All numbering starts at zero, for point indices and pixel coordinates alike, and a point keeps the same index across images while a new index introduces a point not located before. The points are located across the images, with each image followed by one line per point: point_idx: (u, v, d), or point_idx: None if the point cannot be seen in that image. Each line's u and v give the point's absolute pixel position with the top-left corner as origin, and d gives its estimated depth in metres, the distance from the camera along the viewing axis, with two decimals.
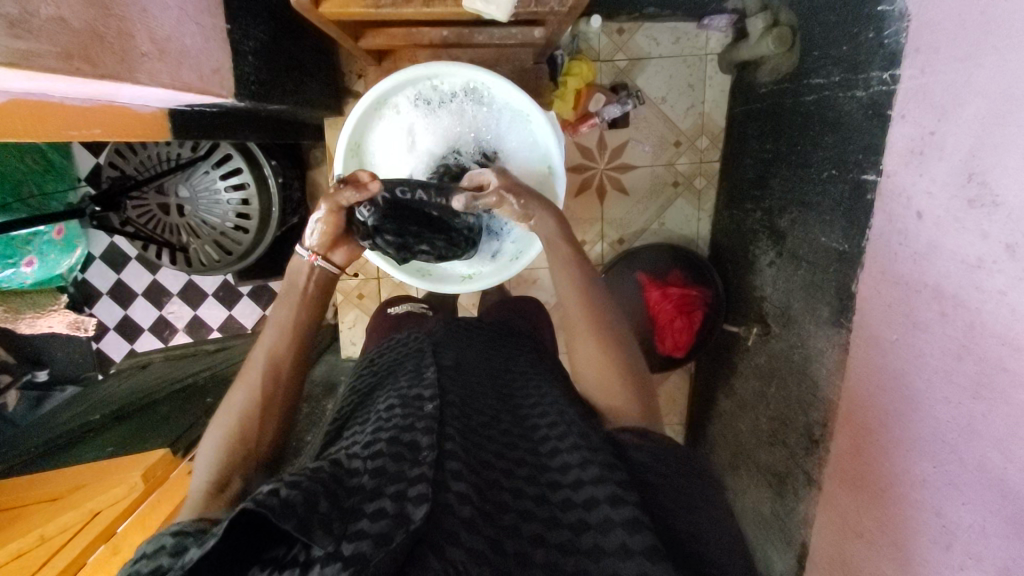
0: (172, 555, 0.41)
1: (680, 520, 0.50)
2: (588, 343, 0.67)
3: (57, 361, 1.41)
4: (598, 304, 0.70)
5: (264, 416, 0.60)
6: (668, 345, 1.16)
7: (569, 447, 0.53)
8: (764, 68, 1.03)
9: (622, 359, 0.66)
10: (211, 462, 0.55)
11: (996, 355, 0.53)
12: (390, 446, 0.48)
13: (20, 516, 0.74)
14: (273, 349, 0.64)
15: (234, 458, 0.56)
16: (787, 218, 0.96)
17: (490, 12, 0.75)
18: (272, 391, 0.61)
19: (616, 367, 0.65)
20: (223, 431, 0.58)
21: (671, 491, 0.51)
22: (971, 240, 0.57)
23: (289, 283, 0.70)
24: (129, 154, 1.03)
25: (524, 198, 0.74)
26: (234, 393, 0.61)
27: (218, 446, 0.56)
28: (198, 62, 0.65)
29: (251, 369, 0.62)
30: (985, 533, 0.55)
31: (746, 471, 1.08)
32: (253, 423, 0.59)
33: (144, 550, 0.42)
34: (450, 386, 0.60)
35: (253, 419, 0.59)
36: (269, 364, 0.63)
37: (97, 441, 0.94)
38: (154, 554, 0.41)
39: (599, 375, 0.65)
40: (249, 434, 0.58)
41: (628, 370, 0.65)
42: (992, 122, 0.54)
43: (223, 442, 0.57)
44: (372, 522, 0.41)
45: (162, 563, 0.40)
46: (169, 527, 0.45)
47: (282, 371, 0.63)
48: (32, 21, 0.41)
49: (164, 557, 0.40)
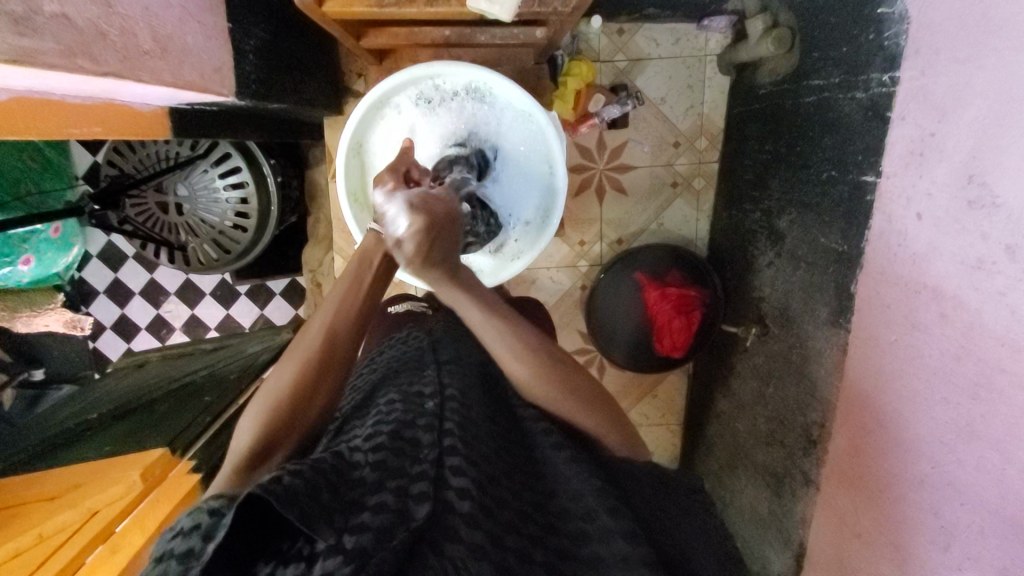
0: (204, 538, 0.39)
1: (670, 535, 0.50)
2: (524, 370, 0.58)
3: (51, 360, 1.35)
4: (533, 338, 0.59)
5: (311, 395, 0.59)
6: (665, 345, 1.14)
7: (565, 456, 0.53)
8: (763, 69, 1.03)
9: (577, 389, 0.58)
10: (255, 433, 0.55)
11: (995, 356, 0.54)
12: (390, 441, 0.47)
13: (16, 516, 0.74)
14: (332, 328, 0.61)
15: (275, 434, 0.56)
16: (786, 219, 0.96)
17: (493, 12, 0.75)
18: (323, 372, 0.60)
19: (567, 394, 0.57)
20: (268, 404, 0.57)
21: (658, 512, 0.52)
22: (970, 242, 0.58)
23: (359, 261, 0.66)
24: (127, 153, 1.03)
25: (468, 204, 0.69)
26: (283, 368, 0.59)
27: (256, 425, 0.56)
28: (199, 61, 0.65)
29: (301, 344, 0.60)
30: (984, 533, 0.55)
31: (744, 472, 1.08)
32: (303, 394, 0.58)
33: (182, 524, 0.41)
34: (450, 381, 0.60)
35: (300, 393, 0.57)
36: (319, 338, 0.60)
37: (93, 441, 0.93)
38: (188, 532, 0.40)
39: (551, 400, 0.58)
40: (294, 413, 0.57)
41: (583, 393, 0.58)
42: (992, 124, 0.54)
43: (265, 417, 0.56)
44: (373, 516, 0.41)
45: (194, 546, 0.39)
46: (208, 500, 0.43)
47: (336, 351, 0.61)
48: (36, 18, 0.41)
49: (196, 538, 0.39)
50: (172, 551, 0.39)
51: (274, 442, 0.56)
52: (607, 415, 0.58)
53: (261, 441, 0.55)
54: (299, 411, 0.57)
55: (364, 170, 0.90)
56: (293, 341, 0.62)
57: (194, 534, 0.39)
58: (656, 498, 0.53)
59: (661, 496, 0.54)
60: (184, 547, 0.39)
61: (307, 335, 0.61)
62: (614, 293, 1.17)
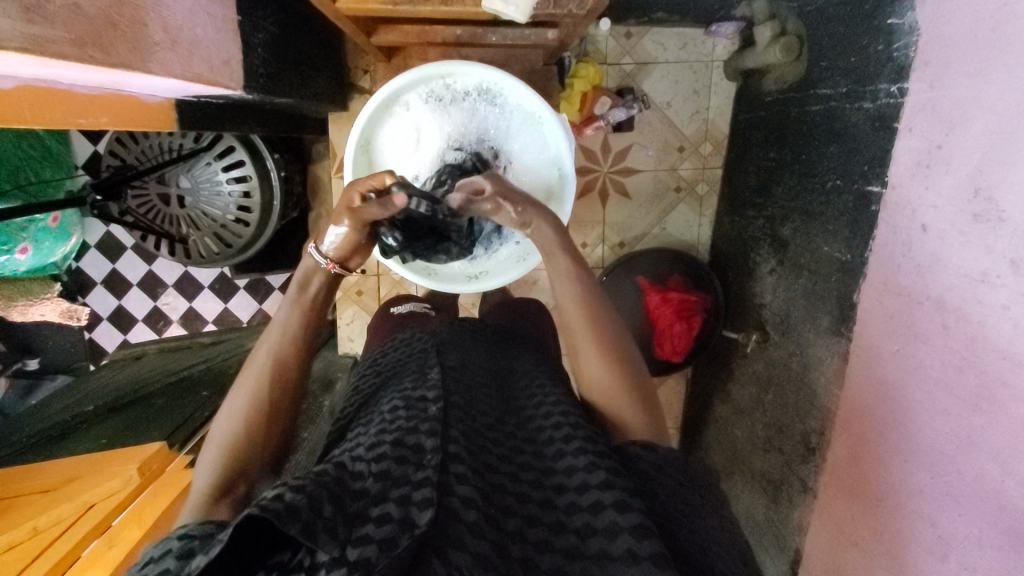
0: (178, 558, 0.41)
1: (687, 530, 0.48)
2: (589, 345, 0.64)
3: (46, 351, 1.41)
4: (602, 307, 0.67)
5: (271, 416, 0.59)
6: (666, 349, 1.15)
7: (574, 450, 0.52)
8: (769, 77, 1.04)
9: (621, 356, 0.64)
10: (213, 465, 0.54)
11: (996, 369, 0.54)
12: (394, 450, 0.48)
13: (12, 506, 0.73)
14: (279, 352, 0.62)
15: (237, 463, 0.55)
16: (789, 226, 0.96)
17: (508, 13, 0.75)
18: (275, 400, 0.60)
19: (617, 374, 0.62)
20: (225, 436, 0.56)
21: (678, 505, 0.50)
22: (975, 255, 0.58)
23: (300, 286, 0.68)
24: (130, 144, 1.02)
25: (521, 202, 0.73)
26: (233, 400, 0.59)
27: (216, 459, 0.55)
28: (208, 53, 0.64)
29: (246, 379, 0.60)
30: (981, 544, 0.55)
31: (740, 477, 1.08)
32: (259, 423, 0.58)
33: (151, 554, 0.42)
34: (454, 387, 0.59)
35: (257, 421, 0.58)
36: (267, 369, 0.60)
37: (88, 434, 0.92)
38: (159, 558, 0.41)
39: (600, 386, 0.62)
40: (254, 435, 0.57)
41: (626, 372, 0.63)
42: (999, 140, 0.55)
43: (227, 444, 0.56)
44: (377, 527, 0.41)
45: (168, 567, 0.40)
46: (176, 530, 0.45)
47: (285, 378, 0.61)
48: (47, 7, 0.41)
49: (170, 560, 0.41)
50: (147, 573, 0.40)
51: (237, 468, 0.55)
52: (642, 403, 0.61)
53: (223, 473, 0.54)
54: (258, 437, 0.57)
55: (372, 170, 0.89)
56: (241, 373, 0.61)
57: (167, 557, 0.41)
58: (682, 489, 0.52)
59: (687, 489, 0.52)
60: (157, 570, 0.40)
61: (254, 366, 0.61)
62: (615, 295, 1.17)
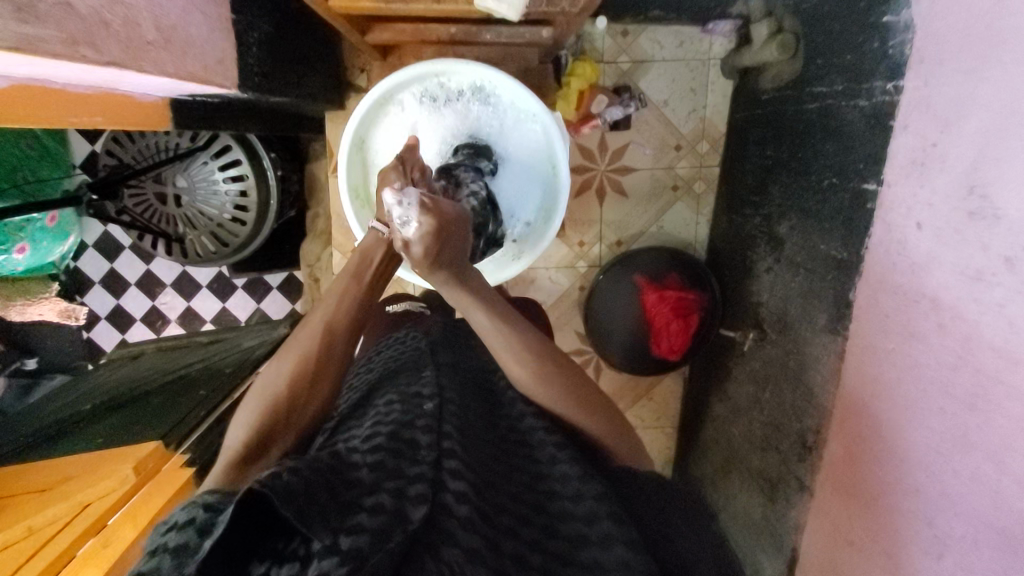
0: (199, 534, 0.40)
1: (672, 547, 0.49)
2: (524, 374, 0.59)
3: (44, 350, 1.38)
4: (532, 336, 0.60)
5: (312, 392, 0.59)
6: (663, 347, 1.15)
7: (568, 458, 0.52)
8: (766, 75, 1.04)
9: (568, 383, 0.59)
10: (247, 427, 0.55)
11: (992, 367, 0.54)
12: (389, 442, 0.48)
13: (5, 507, 0.72)
14: (330, 326, 0.62)
15: (272, 430, 0.55)
16: (786, 225, 0.96)
17: (501, 11, 0.74)
18: (319, 369, 0.60)
19: (570, 400, 0.59)
20: (266, 397, 0.57)
21: (662, 521, 0.51)
22: (970, 253, 0.58)
23: (360, 257, 0.67)
24: (127, 143, 1.02)
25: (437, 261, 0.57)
26: (279, 365, 0.59)
27: (248, 424, 0.55)
28: (202, 52, 0.64)
29: (298, 343, 0.61)
30: (977, 543, 0.55)
31: (738, 476, 1.08)
32: (300, 391, 0.58)
33: (176, 518, 0.42)
34: (449, 384, 0.60)
35: (296, 389, 0.58)
36: (317, 336, 0.61)
37: (87, 433, 0.92)
38: (183, 526, 0.41)
39: (563, 403, 0.59)
40: (290, 412, 0.57)
41: (576, 387, 0.60)
42: (994, 138, 0.55)
43: (263, 409, 0.56)
44: (370, 517, 0.41)
45: (189, 541, 0.40)
46: (201, 496, 0.44)
47: (333, 346, 0.62)
48: (39, 6, 0.41)
49: (191, 533, 0.40)
50: (166, 543, 0.40)
51: (268, 438, 0.55)
52: (600, 404, 0.60)
53: (255, 437, 0.55)
54: (293, 406, 0.57)
55: (366, 168, 0.89)
56: (292, 335, 0.62)
57: (188, 529, 0.40)
58: (663, 505, 0.53)
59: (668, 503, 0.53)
60: (178, 541, 0.40)
61: (306, 330, 0.62)
62: (613, 295, 1.17)
